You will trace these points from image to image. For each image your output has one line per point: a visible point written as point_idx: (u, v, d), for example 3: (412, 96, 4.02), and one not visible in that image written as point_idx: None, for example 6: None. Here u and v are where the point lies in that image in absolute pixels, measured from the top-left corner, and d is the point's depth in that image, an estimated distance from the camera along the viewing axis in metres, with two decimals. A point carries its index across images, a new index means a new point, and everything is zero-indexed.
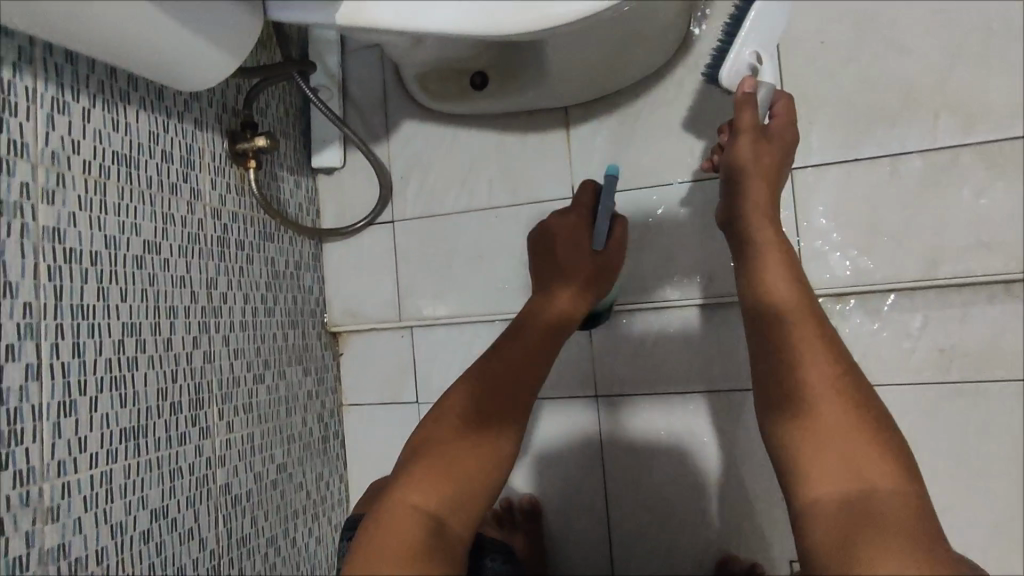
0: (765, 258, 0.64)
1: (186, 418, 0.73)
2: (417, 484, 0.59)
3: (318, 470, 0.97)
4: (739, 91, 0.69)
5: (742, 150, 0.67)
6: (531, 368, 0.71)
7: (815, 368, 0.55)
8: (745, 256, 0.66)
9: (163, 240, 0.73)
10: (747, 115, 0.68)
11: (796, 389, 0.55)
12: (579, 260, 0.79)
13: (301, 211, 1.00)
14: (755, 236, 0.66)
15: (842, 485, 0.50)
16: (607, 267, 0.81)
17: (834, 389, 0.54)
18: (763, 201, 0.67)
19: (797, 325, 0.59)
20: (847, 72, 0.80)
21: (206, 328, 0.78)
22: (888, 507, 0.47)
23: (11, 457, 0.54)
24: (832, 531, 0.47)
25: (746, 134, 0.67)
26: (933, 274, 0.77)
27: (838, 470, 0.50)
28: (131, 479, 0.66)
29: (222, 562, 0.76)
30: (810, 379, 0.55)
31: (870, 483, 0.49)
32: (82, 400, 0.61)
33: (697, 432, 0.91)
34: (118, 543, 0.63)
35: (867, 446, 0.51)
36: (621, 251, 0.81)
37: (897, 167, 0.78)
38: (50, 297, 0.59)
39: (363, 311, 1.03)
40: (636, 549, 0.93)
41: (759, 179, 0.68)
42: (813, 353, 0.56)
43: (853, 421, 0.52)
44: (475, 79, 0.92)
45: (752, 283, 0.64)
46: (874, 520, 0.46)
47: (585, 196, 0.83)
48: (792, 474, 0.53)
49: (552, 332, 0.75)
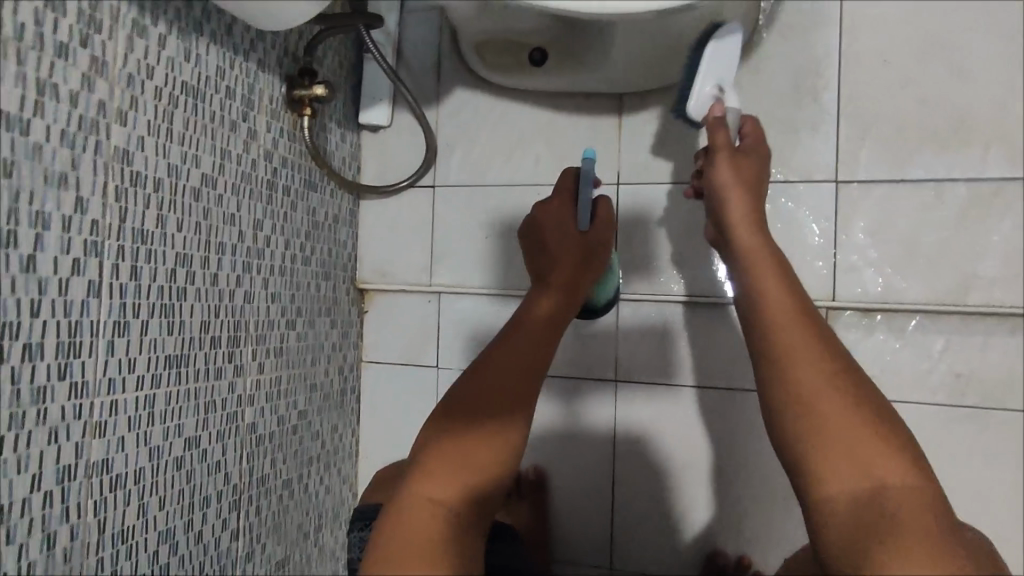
0: (751, 263, 0.64)
1: (223, 354, 0.75)
2: (429, 478, 0.63)
3: (334, 422, 0.99)
4: (710, 116, 0.72)
5: (721, 167, 0.68)
6: (531, 351, 0.74)
7: (813, 364, 0.56)
8: (732, 264, 0.66)
9: (220, 176, 0.73)
10: (720, 136, 0.70)
11: (796, 387, 0.55)
12: (564, 248, 0.82)
13: (344, 165, 1.00)
14: (738, 243, 0.66)
15: (852, 483, 0.51)
16: (599, 248, 0.83)
17: (836, 385, 0.55)
18: (747, 210, 0.67)
19: (788, 329, 0.58)
20: (905, 93, 0.82)
21: (250, 268, 0.79)
22: (901, 506, 0.48)
23: (69, 369, 0.56)
24: (846, 532, 0.49)
25: (721, 152, 0.69)
26: (961, 300, 0.80)
27: (848, 469, 0.51)
28: (172, 406, 0.68)
29: (243, 498, 0.79)
30: (808, 380, 0.55)
31: (882, 478, 0.50)
32: (135, 323, 0.63)
33: (714, 431, 0.92)
34: (154, 465, 0.66)
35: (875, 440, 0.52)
36: (611, 228, 0.84)
37: (941, 193, 0.80)
38: (115, 218, 0.60)
39: (394, 272, 1.04)
40: (635, 536, 0.96)
41: (739, 187, 0.68)
42: (807, 356, 0.56)
43: (859, 416, 0.53)
44: (534, 54, 0.91)
45: (739, 288, 0.63)
46: (887, 524, 0.48)
47: (566, 182, 0.86)
48: (801, 471, 0.54)
49: (550, 323, 0.77)
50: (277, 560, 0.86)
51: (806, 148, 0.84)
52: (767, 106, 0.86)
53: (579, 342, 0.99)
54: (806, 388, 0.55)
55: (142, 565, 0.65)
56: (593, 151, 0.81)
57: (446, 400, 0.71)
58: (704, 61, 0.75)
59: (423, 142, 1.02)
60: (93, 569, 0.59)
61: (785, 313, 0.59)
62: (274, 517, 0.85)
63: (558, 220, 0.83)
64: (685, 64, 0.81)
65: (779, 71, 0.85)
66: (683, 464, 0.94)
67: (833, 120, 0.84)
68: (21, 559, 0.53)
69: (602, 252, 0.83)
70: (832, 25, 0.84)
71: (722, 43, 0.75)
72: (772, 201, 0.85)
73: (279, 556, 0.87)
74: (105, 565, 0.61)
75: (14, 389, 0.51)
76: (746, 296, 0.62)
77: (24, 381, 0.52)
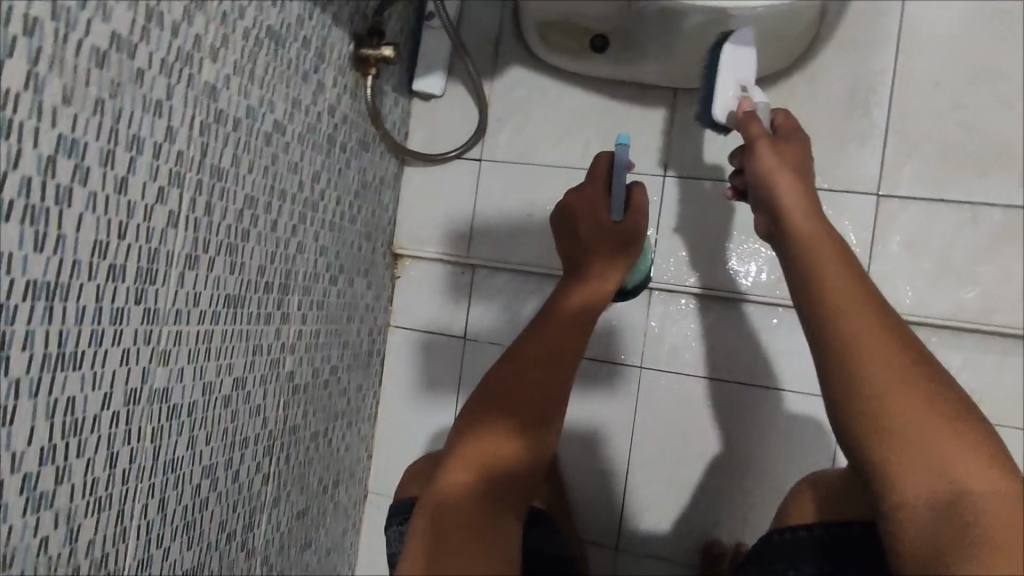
0: (812, 253, 0.65)
1: (273, 300, 0.76)
2: (460, 473, 0.66)
3: (360, 381, 1.01)
4: (739, 111, 0.75)
5: (762, 156, 0.70)
6: (563, 343, 0.77)
7: (888, 362, 0.59)
8: (788, 254, 0.68)
9: (289, 124, 0.74)
10: (753, 128, 0.72)
11: (872, 387, 0.58)
12: (597, 238, 0.80)
13: (394, 129, 1.01)
14: (797, 233, 0.67)
15: (933, 487, 0.54)
16: (634, 237, 0.80)
17: (914, 384, 0.57)
18: (801, 197, 0.68)
19: (862, 324, 0.61)
20: (954, 117, 0.85)
21: (305, 219, 0.80)
22: (985, 503, 0.52)
23: (144, 294, 0.57)
24: (926, 533, 0.53)
25: (760, 140, 0.71)
26: (984, 319, 0.84)
27: (929, 468, 0.54)
28: (225, 345, 0.69)
29: (277, 444, 0.81)
30: (884, 378, 0.58)
31: (968, 484, 0.53)
32: (204, 258, 0.63)
33: (743, 429, 0.97)
34: (206, 400, 0.67)
35: (957, 446, 0.55)
36: (644, 216, 0.81)
37: (978, 215, 0.84)
38: (197, 151, 0.60)
39: (431, 241, 1.05)
40: (647, 518, 1.00)
41: (787, 173, 0.69)
42: (878, 351, 0.59)
43: (939, 415, 0.56)
44: (596, 41, 0.95)
45: (805, 283, 0.65)
46: (971, 522, 0.51)
47: (600, 167, 0.82)
48: (878, 470, 0.57)
49: (586, 308, 0.79)
50: (298, 509, 0.88)
51: (852, 159, 0.88)
52: (818, 115, 0.89)
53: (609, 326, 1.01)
54: (887, 388, 0.58)
55: (186, 496, 0.66)
56: (625, 138, 0.78)
57: (490, 389, 0.74)
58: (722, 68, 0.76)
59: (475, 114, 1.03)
60: (145, 493, 0.61)
61: (854, 307, 0.61)
62: (300, 468, 0.87)
63: (590, 208, 0.81)
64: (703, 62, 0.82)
65: (833, 83, 0.88)
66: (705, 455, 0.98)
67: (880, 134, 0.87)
68: (88, 472, 0.54)
69: (636, 242, 0.80)
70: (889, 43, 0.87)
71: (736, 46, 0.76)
72: None
73: (300, 506, 0.89)
74: (155, 491, 0.62)
75: (98, 307, 0.52)
76: (813, 292, 0.64)
77: (106, 301, 0.53)
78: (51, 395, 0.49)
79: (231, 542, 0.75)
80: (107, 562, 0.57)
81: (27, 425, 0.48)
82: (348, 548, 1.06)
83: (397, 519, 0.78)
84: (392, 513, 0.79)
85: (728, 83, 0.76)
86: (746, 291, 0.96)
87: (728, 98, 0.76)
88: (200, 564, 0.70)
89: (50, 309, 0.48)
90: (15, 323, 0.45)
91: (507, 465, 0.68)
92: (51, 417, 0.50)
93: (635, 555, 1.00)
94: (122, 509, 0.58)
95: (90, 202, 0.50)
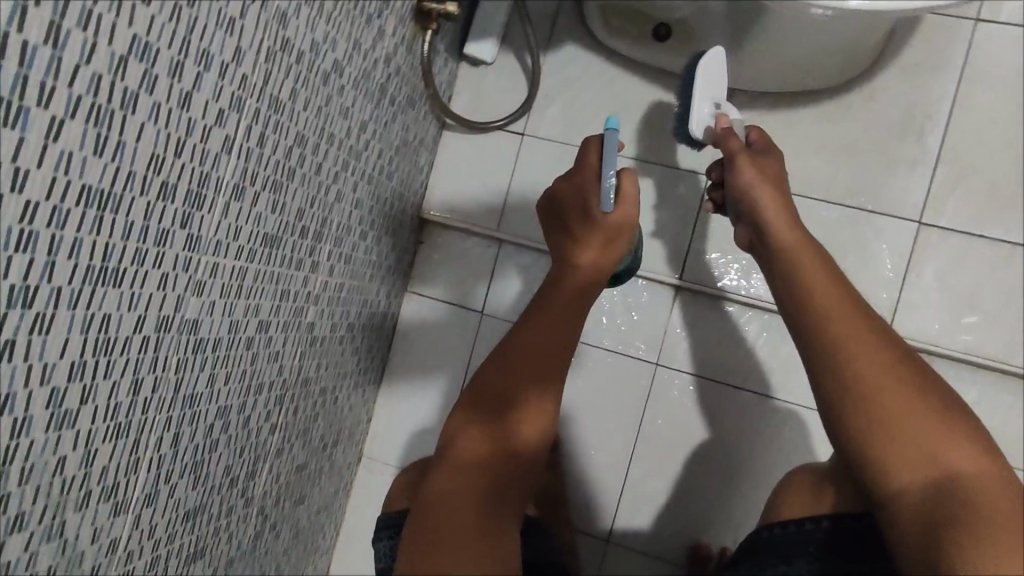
0: (793, 260, 0.70)
1: (306, 246, 0.74)
2: (453, 476, 0.67)
3: (370, 343, 1.02)
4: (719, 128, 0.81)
5: (744, 169, 0.75)
6: (560, 326, 0.79)
7: (871, 359, 0.63)
8: (772, 259, 0.73)
9: (348, 66, 0.72)
10: (732, 143, 0.78)
11: (859, 385, 0.62)
12: (584, 230, 0.80)
13: (442, 89, 1.05)
14: (778, 241, 0.72)
15: (922, 471, 0.58)
16: (622, 229, 0.79)
17: (897, 378, 0.62)
18: (780, 205, 0.73)
19: (843, 327, 0.65)
20: (994, 158, 0.93)
21: (347, 167, 0.78)
22: (974, 488, 0.55)
23: (189, 220, 0.54)
24: (915, 516, 0.57)
25: (739, 153, 0.76)
26: (1009, 360, 0.91)
27: (916, 459, 0.59)
28: (257, 285, 0.66)
29: (287, 394, 0.79)
30: (865, 373, 0.62)
31: (951, 467, 0.57)
32: (249, 191, 0.61)
33: (732, 424, 1.02)
34: (230, 338, 0.64)
35: (950, 435, 0.59)
36: (634, 206, 0.80)
37: (1013, 255, 0.92)
38: (260, 77, 0.57)
39: (465, 212, 1.09)
40: (639, 512, 1.04)
41: (766, 185, 0.74)
42: (860, 347, 0.63)
43: (924, 406, 0.60)
44: (658, 30, 0.97)
45: (789, 290, 0.70)
46: (962, 508, 0.54)
47: (588, 156, 0.81)
48: (869, 465, 0.61)
49: (581, 291, 0.81)
50: (298, 463, 0.87)
51: (895, 182, 0.95)
52: (860, 135, 0.97)
53: (631, 319, 1.06)
54: (871, 383, 0.62)
55: (198, 436, 0.64)
56: (616, 122, 0.77)
57: (482, 383, 0.76)
58: (696, 89, 0.84)
59: (524, 87, 1.07)
60: (161, 426, 0.58)
61: (833, 316, 0.66)
62: (305, 421, 0.86)
63: (577, 200, 0.80)
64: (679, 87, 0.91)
65: (876, 110, 0.97)
66: (696, 444, 1.03)
67: (924, 163, 0.95)
68: (111, 397, 0.51)
69: (625, 232, 0.80)
70: (928, 81, 0.96)
71: (706, 70, 0.85)
72: (856, 226, 0.96)
73: (300, 459, 0.88)
74: (171, 424, 0.60)
75: (145, 225, 0.49)
76: (796, 298, 0.69)
77: (154, 221, 0.50)
78: (88, 311, 0.46)
79: (233, 487, 0.73)
80: (115, 493, 0.55)
81: (62, 338, 0.45)
82: (335, 509, 1.05)
83: (386, 534, 0.76)
84: (381, 526, 0.78)
85: (703, 104, 0.83)
86: (723, 289, 1.02)
87: (703, 115, 0.84)
88: (202, 505, 0.68)
89: (100, 219, 0.45)
90: (65, 229, 0.43)
91: (504, 449, 0.70)
92: (85, 333, 0.47)
93: (624, 550, 1.04)
94: (138, 439, 0.56)
95: (153, 113, 0.47)
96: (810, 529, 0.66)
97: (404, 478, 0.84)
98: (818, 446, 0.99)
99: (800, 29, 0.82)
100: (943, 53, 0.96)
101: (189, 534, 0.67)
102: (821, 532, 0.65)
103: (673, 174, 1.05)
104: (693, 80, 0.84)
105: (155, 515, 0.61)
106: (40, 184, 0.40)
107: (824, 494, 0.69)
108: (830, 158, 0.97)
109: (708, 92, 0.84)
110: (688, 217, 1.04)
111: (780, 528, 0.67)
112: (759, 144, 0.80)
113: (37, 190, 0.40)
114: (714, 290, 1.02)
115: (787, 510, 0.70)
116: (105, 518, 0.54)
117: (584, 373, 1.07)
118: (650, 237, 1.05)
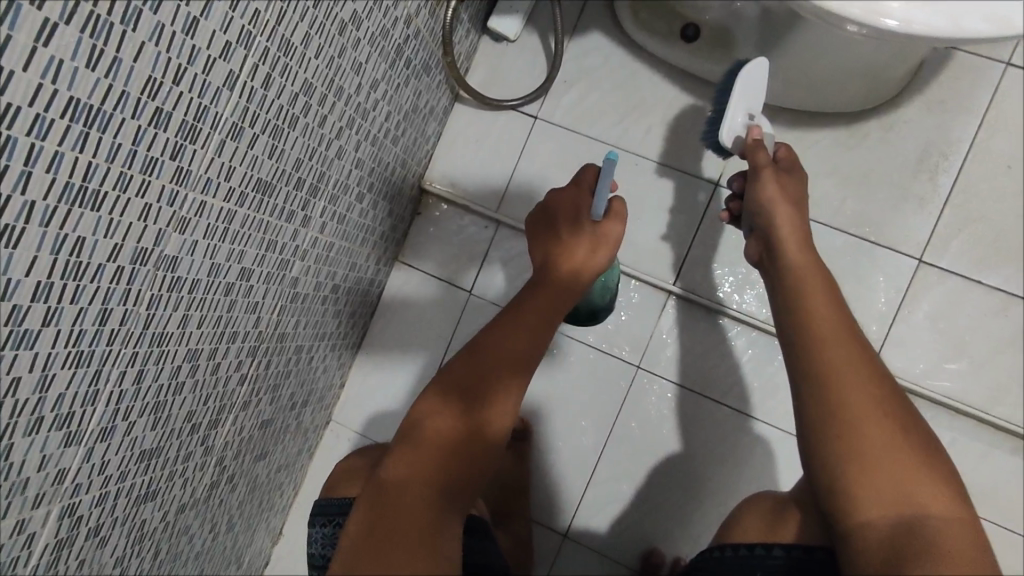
0: (802, 282, 0.70)
1: (299, 198, 0.71)
2: (413, 459, 0.66)
3: (353, 308, 1.01)
4: (749, 136, 0.83)
5: (767, 183, 0.77)
6: (544, 325, 0.79)
7: (863, 386, 0.62)
8: (780, 278, 0.73)
9: (366, 20, 0.69)
10: (760, 156, 0.79)
11: (850, 409, 0.61)
12: (578, 234, 0.82)
13: (461, 59, 1.03)
14: (789, 257, 0.73)
15: (896, 508, 0.57)
16: (605, 242, 0.82)
17: (884, 409, 0.61)
18: (794, 224, 0.74)
19: (842, 348, 0.64)
20: (1000, 207, 0.94)
21: (353, 124, 0.77)
22: (940, 530, 0.55)
23: (181, 152, 0.52)
24: (880, 554, 0.55)
25: (766, 169, 0.78)
26: (989, 409, 0.92)
27: (891, 492, 0.57)
28: (243, 231, 0.64)
29: (262, 346, 0.78)
30: (853, 398, 0.61)
31: (924, 505, 0.56)
32: (247, 133, 0.58)
33: (706, 436, 1.02)
34: (209, 282, 0.63)
35: (926, 475, 0.58)
36: (623, 223, 0.83)
37: (1007, 305, 0.93)
38: (274, 16, 0.55)
39: (467, 189, 1.08)
40: (599, 512, 1.03)
41: (784, 205, 0.75)
42: (857, 373, 0.62)
43: (909, 442, 0.59)
44: (687, 31, 0.96)
45: (790, 310, 0.70)
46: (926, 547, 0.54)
47: (585, 176, 0.86)
48: (838, 492, 0.59)
49: (569, 282, 0.81)
50: (263, 419, 0.86)
51: (900, 217, 0.96)
52: (869, 165, 0.97)
53: (619, 318, 1.05)
54: (855, 404, 0.61)
55: (163, 376, 0.62)
56: (614, 156, 0.79)
57: (453, 371, 0.74)
58: (734, 95, 0.83)
59: (544, 71, 1.07)
60: (126, 361, 0.56)
61: (829, 340, 0.65)
62: (277, 376, 0.85)
63: (571, 207, 0.83)
64: (719, 88, 0.90)
65: (890, 142, 0.97)
66: (666, 450, 1.02)
67: (930, 202, 0.96)
68: (76, 323, 0.49)
69: (610, 244, 0.82)
70: (944, 121, 0.96)
71: (750, 76, 0.83)
72: (856, 255, 0.96)
73: (266, 415, 0.87)
74: (137, 361, 0.58)
75: (132, 150, 0.47)
76: (799, 316, 0.68)
77: (142, 146, 0.48)
78: (61, 230, 0.44)
79: (193, 434, 0.72)
80: (70, 422, 0.53)
81: (30, 255, 0.43)
82: (296, 470, 1.04)
83: (319, 520, 0.77)
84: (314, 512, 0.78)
85: (740, 112, 0.83)
86: (728, 304, 1.01)
87: (735, 123, 0.83)
88: (158, 447, 0.67)
89: (85, 136, 0.43)
90: (46, 140, 0.40)
91: (472, 438, 0.69)
92: (55, 253, 0.44)
93: (581, 548, 1.03)
94: (100, 370, 0.54)
95: (155, 33, 0.44)
96: (763, 556, 0.65)
97: (345, 464, 0.85)
98: (778, 458, 1.00)
99: (829, 48, 0.81)
100: (965, 96, 0.96)
101: (140, 476, 0.65)
102: (775, 560, 0.64)
103: (683, 178, 1.04)
104: (734, 85, 0.83)
105: (108, 452, 0.59)
106: (23, 88, 0.38)
107: (782, 524, 0.68)
108: (840, 184, 0.97)
109: (746, 100, 0.83)
110: (691, 222, 1.03)
111: (733, 550, 0.68)
112: (784, 163, 0.81)
113: (21, 95, 0.38)
114: (716, 303, 1.01)
115: (744, 533, 0.70)
116: (56, 446, 0.52)
117: (564, 365, 1.06)
118: (648, 238, 1.04)
